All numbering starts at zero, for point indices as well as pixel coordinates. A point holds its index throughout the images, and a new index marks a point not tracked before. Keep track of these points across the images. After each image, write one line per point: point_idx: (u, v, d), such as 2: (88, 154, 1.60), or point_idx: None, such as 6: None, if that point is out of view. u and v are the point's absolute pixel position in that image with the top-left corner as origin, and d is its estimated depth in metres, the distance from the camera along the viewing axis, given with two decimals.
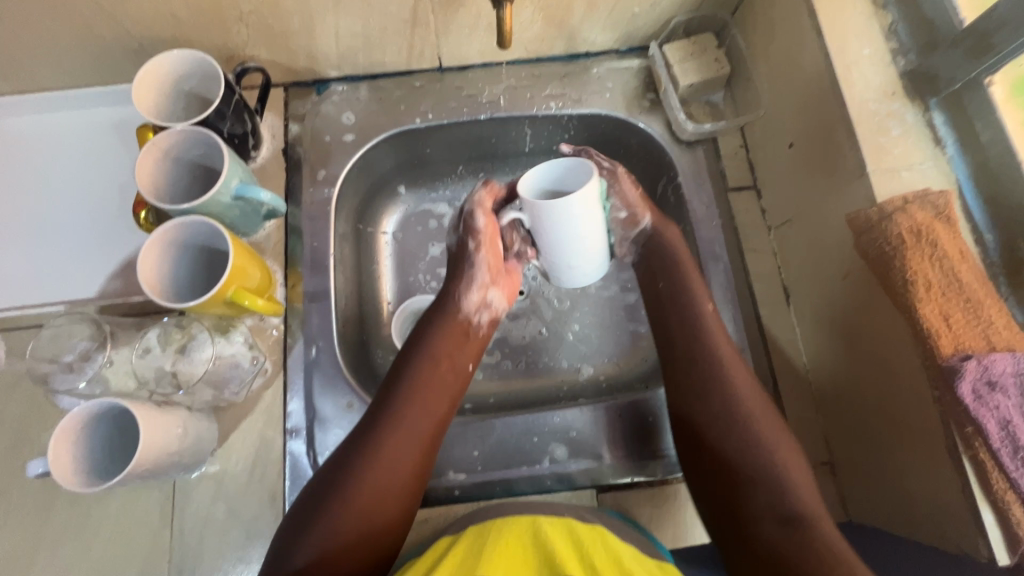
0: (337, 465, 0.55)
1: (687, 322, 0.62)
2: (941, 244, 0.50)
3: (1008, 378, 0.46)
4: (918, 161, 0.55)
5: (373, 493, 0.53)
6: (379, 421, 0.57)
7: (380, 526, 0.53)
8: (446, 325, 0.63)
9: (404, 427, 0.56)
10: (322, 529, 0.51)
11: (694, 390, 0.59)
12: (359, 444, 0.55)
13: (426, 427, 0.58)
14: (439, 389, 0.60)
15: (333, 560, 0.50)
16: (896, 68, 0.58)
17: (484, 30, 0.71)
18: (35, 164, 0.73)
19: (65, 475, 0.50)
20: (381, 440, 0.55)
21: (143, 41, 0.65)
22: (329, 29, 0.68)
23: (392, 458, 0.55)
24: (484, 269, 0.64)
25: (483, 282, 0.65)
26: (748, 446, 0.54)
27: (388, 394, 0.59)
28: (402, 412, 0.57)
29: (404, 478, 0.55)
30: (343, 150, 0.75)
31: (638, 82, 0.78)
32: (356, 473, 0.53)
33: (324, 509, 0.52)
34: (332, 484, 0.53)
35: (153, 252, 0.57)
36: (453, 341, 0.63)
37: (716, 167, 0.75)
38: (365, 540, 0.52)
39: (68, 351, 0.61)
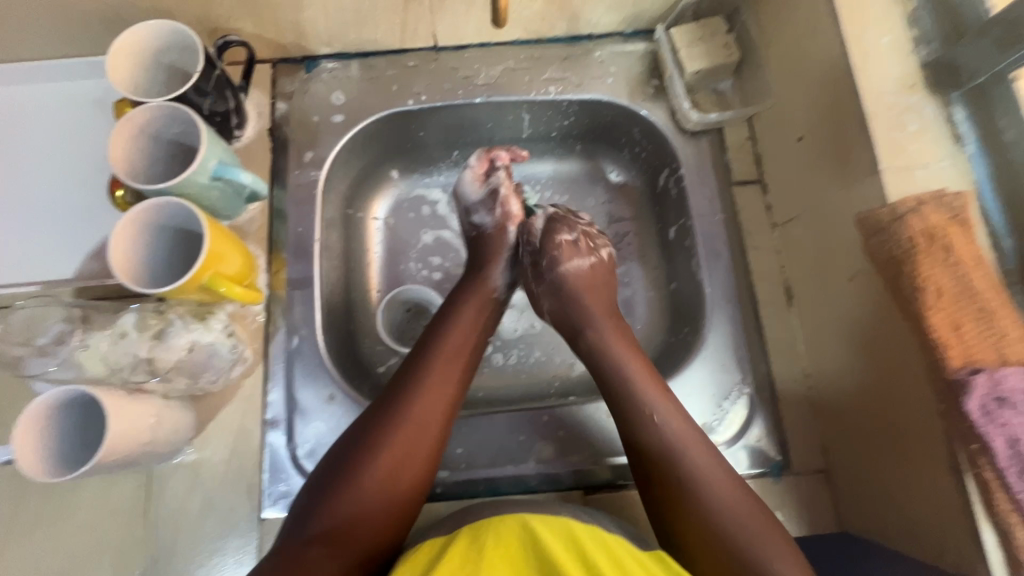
0: (367, 426, 0.54)
1: (609, 368, 0.60)
2: (954, 249, 0.47)
3: (1020, 395, 0.43)
4: (935, 159, 0.52)
5: (404, 456, 0.52)
6: (409, 383, 0.56)
7: (406, 489, 0.52)
8: (472, 295, 0.65)
9: (435, 388, 0.56)
10: (353, 489, 0.50)
11: (640, 441, 0.56)
12: (388, 406, 0.55)
13: (453, 391, 0.57)
14: (465, 353, 0.60)
15: (363, 520, 0.50)
16: (917, 59, 0.55)
17: (480, 8, 0.67)
18: (12, 138, 0.71)
19: (25, 444, 0.48)
20: (411, 401, 0.55)
21: (121, 11, 0.62)
22: (317, 2, 0.64)
23: (423, 419, 0.54)
24: (512, 255, 0.69)
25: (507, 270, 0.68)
26: (690, 488, 0.52)
27: (418, 357, 0.59)
28: (431, 374, 0.57)
29: (432, 442, 0.54)
30: (332, 131, 0.72)
31: (642, 67, 0.74)
32: (385, 434, 0.53)
33: (354, 471, 0.51)
34: (361, 447, 0.52)
35: (125, 234, 0.54)
36: (476, 315, 0.64)
37: (720, 160, 0.72)
38: (393, 503, 0.51)
39: (41, 334, 0.59)
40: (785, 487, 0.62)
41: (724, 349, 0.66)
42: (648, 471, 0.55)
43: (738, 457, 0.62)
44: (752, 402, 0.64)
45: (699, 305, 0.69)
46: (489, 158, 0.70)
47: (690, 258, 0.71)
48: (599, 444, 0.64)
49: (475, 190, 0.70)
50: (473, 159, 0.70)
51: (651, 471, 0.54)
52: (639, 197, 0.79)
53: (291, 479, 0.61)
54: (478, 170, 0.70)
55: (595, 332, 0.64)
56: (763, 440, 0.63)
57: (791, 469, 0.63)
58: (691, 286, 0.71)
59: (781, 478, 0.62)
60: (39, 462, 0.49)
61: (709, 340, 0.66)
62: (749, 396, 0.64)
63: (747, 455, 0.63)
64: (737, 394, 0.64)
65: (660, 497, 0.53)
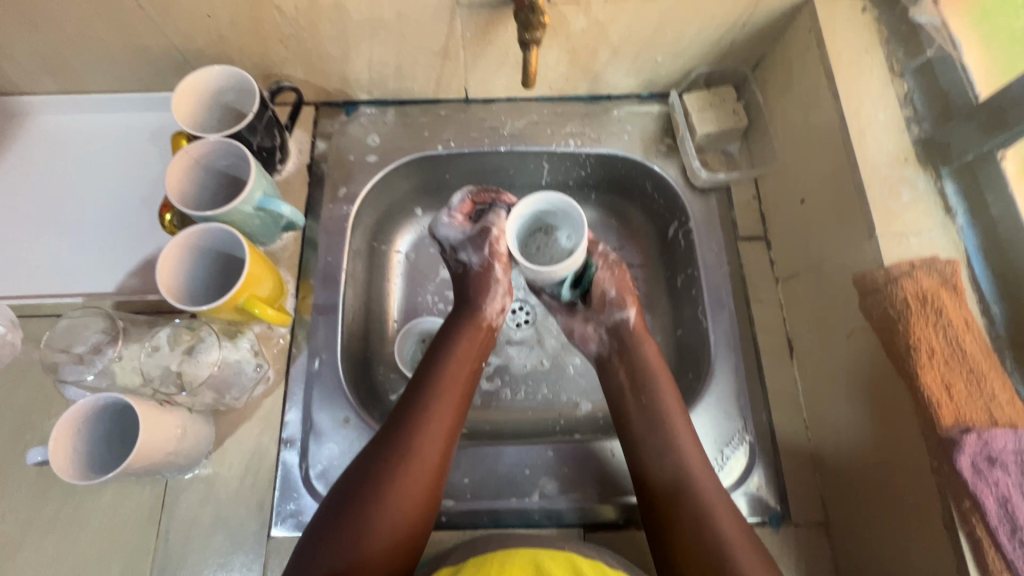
0: (366, 463, 0.56)
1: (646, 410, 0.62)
2: (945, 312, 0.50)
3: (1010, 455, 0.45)
4: (928, 228, 0.56)
5: (401, 492, 0.55)
6: (407, 418, 0.59)
7: (406, 526, 0.54)
8: (469, 325, 0.67)
9: (433, 421, 0.59)
10: (354, 530, 0.52)
11: (659, 482, 0.58)
12: (387, 443, 0.57)
13: (450, 423, 0.60)
14: (461, 386, 0.63)
15: (367, 563, 0.51)
16: (910, 136, 0.60)
17: (511, 67, 0.73)
18: (73, 160, 0.77)
19: (55, 448, 0.51)
20: (409, 436, 0.57)
21: (187, 55, 0.69)
22: (363, 56, 0.71)
23: (420, 454, 0.57)
24: (506, 281, 0.69)
25: (503, 294, 0.70)
26: (716, 538, 0.54)
27: (414, 391, 0.61)
28: (429, 408, 0.60)
29: (429, 476, 0.57)
30: (365, 170, 0.77)
31: (656, 126, 0.80)
32: (383, 471, 0.55)
33: (354, 512, 0.53)
34: (361, 483, 0.55)
35: (172, 254, 0.59)
36: (475, 343, 0.67)
37: (727, 216, 0.76)
38: (394, 542, 0.53)
39: (81, 342, 0.63)
40: (784, 537, 0.63)
41: (727, 397, 0.68)
42: (666, 513, 0.57)
43: (737, 505, 0.64)
44: (753, 450, 0.66)
45: (703, 352, 0.71)
46: (472, 198, 0.72)
47: (696, 307, 0.74)
48: (600, 483, 0.65)
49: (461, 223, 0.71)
50: (457, 197, 0.71)
51: (669, 513, 0.57)
52: (649, 245, 0.83)
53: (300, 499, 0.63)
54: (460, 211, 0.71)
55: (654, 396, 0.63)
56: (763, 489, 0.64)
57: (790, 520, 0.63)
58: (696, 333, 0.74)
59: (780, 529, 0.63)
60: (66, 468, 0.51)
61: (712, 386, 0.68)
62: (750, 443, 0.66)
63: (746, 502, 0.64)
64: (739, 441, 0.66)
65: (673, 545, 0.55)
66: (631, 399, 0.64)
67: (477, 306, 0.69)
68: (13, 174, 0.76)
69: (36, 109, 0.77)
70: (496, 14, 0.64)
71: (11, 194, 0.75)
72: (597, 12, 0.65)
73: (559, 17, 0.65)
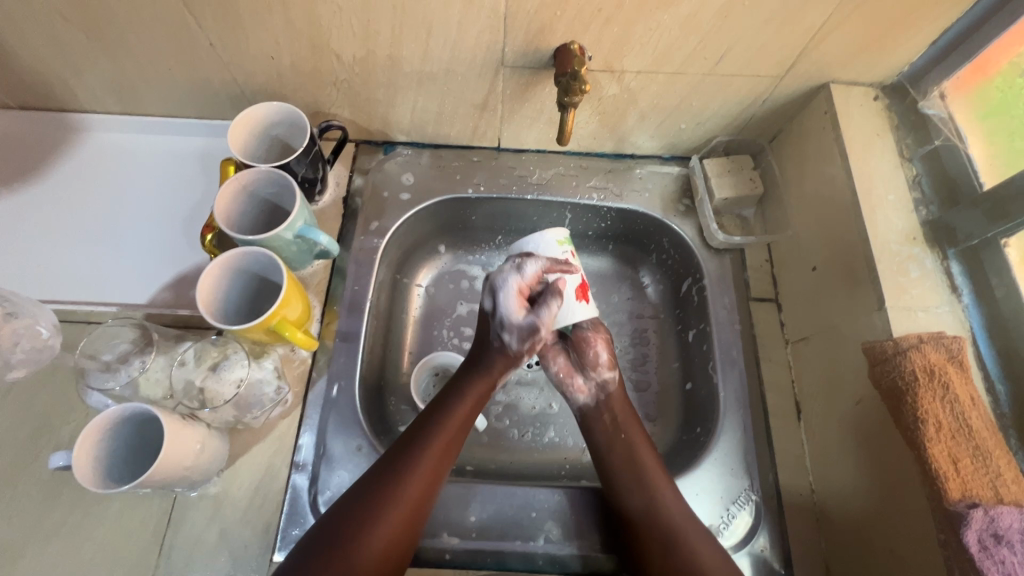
0: (370, 478, 0.59)
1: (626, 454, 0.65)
2: (952, 387, 0.53)
3: (1015, 534, 0.46)
4: (934, 305, 0.59)
5: (399, 509, 0.57)
6: (414, 439, 0.62)
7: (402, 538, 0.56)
8: (483, 361, 0.68)
9: (437, 444, 0.62)
10: (353, 542, 0.54)
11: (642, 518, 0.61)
12: (392, 461, 0.60)
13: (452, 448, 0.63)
14: (467, 416, 0.65)
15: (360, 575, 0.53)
16: (917, 217, 0.64)
17: (544, 123, 0.78)
18: (122, 176, 0.81)
19: (92, 425, 0.53)
20: (415, 457, 0.60)
21: (245, 90, 0.74)
22: (408, 103, 0.76)
23: (420, 474, 0.59)
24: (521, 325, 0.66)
25: (521, 335, 0.67)
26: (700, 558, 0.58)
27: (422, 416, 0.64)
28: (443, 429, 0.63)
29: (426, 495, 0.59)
30: (398, 206, 0.81)
31: (675, 187, 0.84)
32: (396, 479, 0.58)
33: (362, 513, 0.56)
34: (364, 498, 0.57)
35: (212, 273, 0.61)
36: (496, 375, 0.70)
37: (740, 276, 0.79)
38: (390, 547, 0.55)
39: (108, 350, 0.66)
40: None
41: (735, 453, 0.68)
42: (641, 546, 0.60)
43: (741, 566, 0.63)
44: (758, 511, 0.66)
45: (712, 407, 0.72)
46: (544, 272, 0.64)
47: (707, 362, 0.76)
48: (605, 531, 0.65)
49: (518, 310, 0.66)
50: (529, 263, 0.64)
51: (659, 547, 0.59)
52: (662, 298, 0.86)
53: (306, 524, 0.63)
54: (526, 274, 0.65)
55: (630, 438, 0.66)
56: (768, 551, 0.64)
57: None
58: (706, 388, 0.75)
59: None
60: (85, 449, 0.53)
61: (720, 442, 0.69)
62: (756, 503, 0.66)
63: (749, 563, 0.63)
64: (745, 500, 0.66)
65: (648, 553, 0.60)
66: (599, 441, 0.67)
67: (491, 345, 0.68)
68: (64, 186, 0.80)
69: (93, 126, 0.82)
70: (537, 76, 0.70)
71: (60, 204, 0.79)
72: (630, 81, 0.70)
73: (594, 83, 0.70)
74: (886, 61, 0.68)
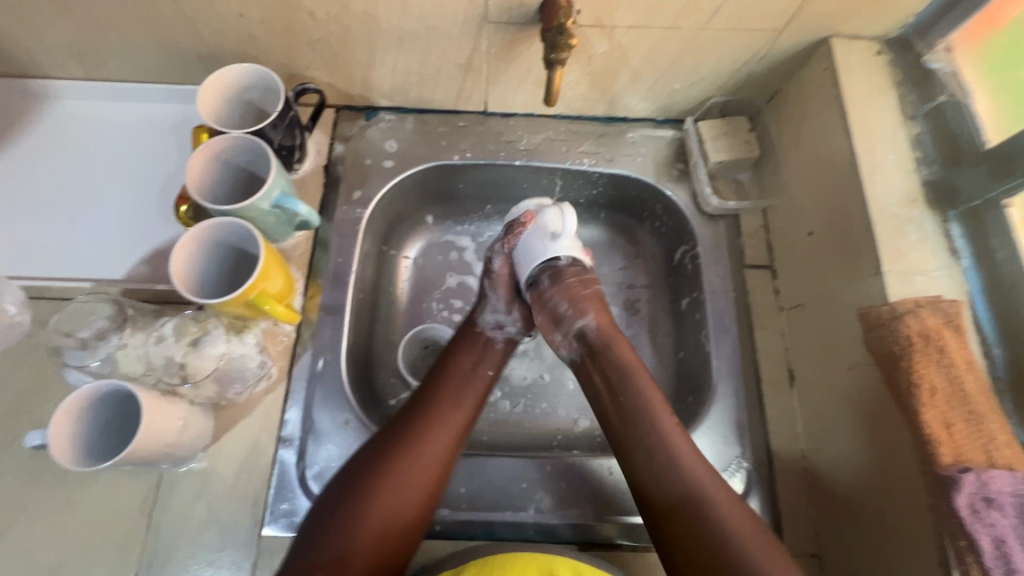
0: (370, 455, 0.57)
1: (641, 415, 0.58)
2: (948, 352, 0.52)
3: (1005, 497, 0.46)
4: (933, 268, 0.58)
5: (402, 488, 0.55)
6: (416, 418, 0.59)
7: (401, 523, 0.54)
8: (480, 336, 0.67)
9: (441, 422, 0.59)
10: (353, 521, 0.53)
11: (669, 494, 0.54)
12: (390, 441, 0.57)
13: (457, 427, 0.60)
14: (473, 394, 0.63)
15: (359, 554, 0.52)
16: (919, 177, 0.62)
17: (532, 84, 0.75)
18: (91, 146, 0.78)
19: (80, 392, 0.52)
20: (414, 435, 0.57)
21: (215, 51, 0.70)
22: (388, 64, 0.72)
23: (423, 452, 0.57)
24: (497, 297, 0.69)
25: (498, 308, 0.69)
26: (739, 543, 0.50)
27: (425, 395, 0.62)
28: (434, 410, 0.60)
29: (431, 478, 0.56)
30: (381, 174, 0.78)
31: (669, 151, 0.81)
32: (386, 462, 0.56)
33: (353, 500, 0.54)
34: (364, 477, 0.55)
35: (186, 246, 0.59)
36: (484, 346, 0.67)
37: (735, 243, 0.77)
38: (386, 531, 0.53)
39: (85, 327, 0.62)
40: None
41: (727, 421, 0.68)
42: (665, 526, 0.53)
43: None
44: (749, 478, 0.66)
45: (704, 376, 0.71)
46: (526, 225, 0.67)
47: (700, 331, 0.74)
48: (595, 500, 0.65)
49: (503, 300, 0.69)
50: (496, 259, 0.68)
51: (679, 525, 0.52)
52: (654, 267, 0.84)
53: (295, 498, 0.62)
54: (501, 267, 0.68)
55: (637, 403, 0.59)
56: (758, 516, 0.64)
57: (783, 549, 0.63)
58: (698, 356, 0.74)
59: None
60: (69, 410, 0.52)
61: (713, 410, 0.68)
62: (747, 470, 0.66)
63: None
64: (735, 468, 0.66)
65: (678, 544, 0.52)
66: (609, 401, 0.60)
67: (474, 318, 0.69)
68: (31, 157, 0.77)
69: (58, 93, 0.78)
70: (523, 33, 0.66)
71: (28, 177, 0.76)
72: (620, 37, 0.66)
73: (583, 40, 0.67)
74: (891, 12, 0.64)
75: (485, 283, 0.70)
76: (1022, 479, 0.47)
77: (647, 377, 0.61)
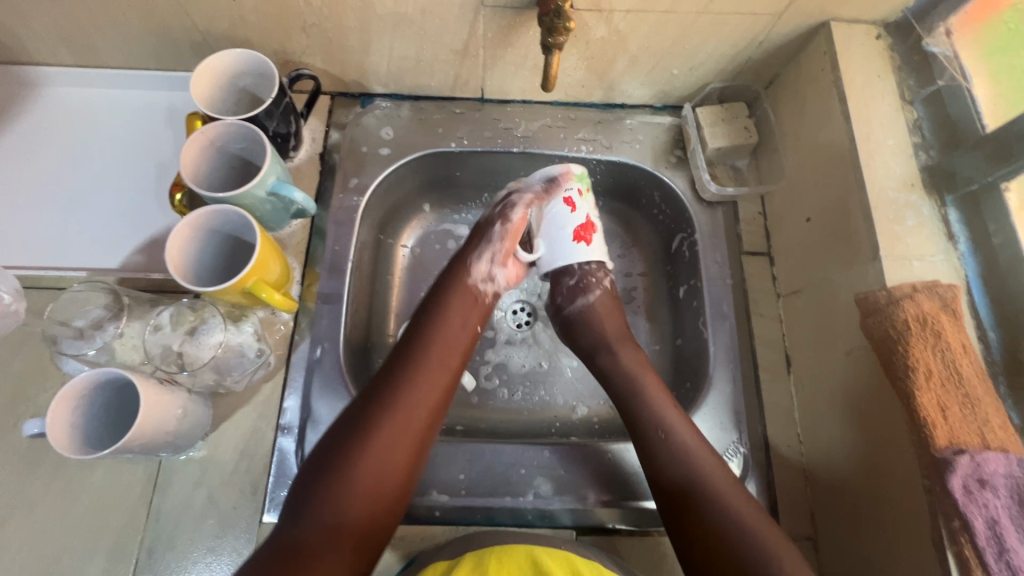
0: (351, 417, 0.56)
1: (652, 422, 0.60)
2: (944, 335, 0.52)
3: (1000, 479, 0.47)
4: (930, 254, 0.58)
5: (384, 450, 0.55)
6: (396, 380, 0.59)
7: (387, 487, 0.55)
8: (459, 293, 0.66)
9: (419, 384, 0.59)
10: (338, 489, 0.53)
11: (678, 481, 0.56)
12: (370, 405, 0.57)
13: (440, 388, 0.60)
14: (455, 354, 0.63)
15: (347, 522, 0.52)
16: (917, 162, 0.62)
17: (529, 69, 0.74)
18: (82, 133, 0.77)
19: (79, 378, 0.52)
20: (395, 397, 0.57)
21: (207, 37, 0.69)
22: (383, 49, 0.71)
23: (406, 415, 0.57)
24: (499, 245, 0.69)
25: (494, 258, 0.69)
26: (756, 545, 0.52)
27: (405, 353, 0.61)
28: (414, 372, 0.59)
29: (413, 437, 0.57)
30: (378, 162, 0.77)
31: (667, 137, 0.81)
32: (368, 425, 0.55)
33: (336, 468, 0.53)
34: (345, 441, 0.55)
35: (182, 233, 0.59)
36: (463, 304, 0.66)
37: (733, 230, 0.77)
38: (373, 496, 0.54)
39: (81, 316, 0.63)
40: None
41: (725, 407, 0.68)
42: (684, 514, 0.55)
43: None
44: (746, 462, 0.66)
45: (702, 362, 0.72)
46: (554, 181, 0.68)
47: (697, 318, 0.74)
48: (594, 487, 0.66)
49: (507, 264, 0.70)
50: (517, 208, 0.69)
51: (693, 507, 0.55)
52: (653, 254, 0.84)
53: None
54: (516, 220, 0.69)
55: (653, 407, 0.61)
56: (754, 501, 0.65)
57: (780, 532, 0.64)
58: (696, 343, 0.74)
59: None
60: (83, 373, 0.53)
61: (711, 396, 0.68)
62: (744, 455, 0.66)
63: None
64: (733, 453, 0.66)
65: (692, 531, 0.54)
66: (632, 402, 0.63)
67: (466, 266, 0.69)
68: (23, 145, 0.76)
69: (49, 80, 0.77)
70: (520, 17, 0.65)
71: (19, 165, 0.75)
72: (619, 21, 0.65)
73: (582, 24, 0.66)
74: None
75: (492, 230, 0.69)
76: (1015, 462, 0.47)
77: (662, 392, 0.63)
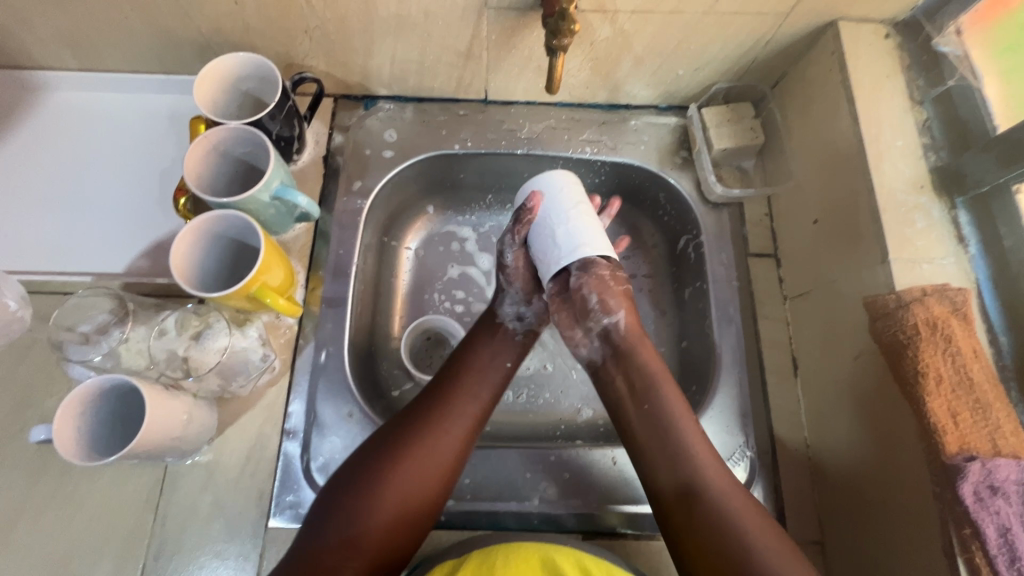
0: (386, 438, 0.57)
1: (658, 418, 0.59)
2: (955, 340, 0.51)
3: (1011, 485, 0.46)
4: (940, 256, 0.57)
5: (414, 475, 0.55)
6: (432, 406, 0.59)
7: (412, 510, 0.55)
8: (496, 325, 0.67)
9: (454, 412, 0.59)
10: (365, 502, 0.53)
11: (675, 479, 0.56)
12: (407, 428, 0.58)
13: (473, 419, 0.60)
14: (489, 385, 0.63)
15: (367, 538, 0.52)
16: (926, 163, 0.61)
17: (533, 71, 0.74)
18: (86, 138, 0.77)
19: (84, 384, 0.52)
20: (430, 423, 0.58)
21: (210, 40, 0.69)
22: (386, 51, 0.70)
23: (438, 442, 0.57)
24: (515, 288, 0.67)
25: (517, 299, 0.67)
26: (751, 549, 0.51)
27: (442, 381, 0.62)
28: (450, 400, 0.60)
29: (442, 466, 0.57)
30: (381, 164, 0.77)
31: (672, 138, 0.80)
32: (401, 448, 0.56)
33: (365, 484, 0.54)
34: (377, 460, 0.55)
35: (186, 238, 0.59)
36: (499, 337, 0.66)
37: (739, 231, 0.77)
38: (397, 517, 0.54)
39: (88, 322, 0.63)
40: None
41: (731, 411, 0.68)
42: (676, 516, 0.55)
43: None
44: (753, 466, 0.66)
45: (708, 365, 0.71)
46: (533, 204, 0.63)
47: (703, 320, 0.74)
48: (600, 491, 0.65)
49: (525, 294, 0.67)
50: (508, 251, 0.65)
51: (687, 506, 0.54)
52: (658, 256, 0.83)
53: (299, 490, 0.63)
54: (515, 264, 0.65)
55: (657, 405, 0.60)
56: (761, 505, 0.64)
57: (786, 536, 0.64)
58: (702, 345, 0.73)
59: None
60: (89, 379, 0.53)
61: (717, 399, 0.68)
62: (751, 459, 0.66)
63: None
64: (739, 456, 0.66)
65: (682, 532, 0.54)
66: (631, 407, 0.61)
67: (496, 309, 0.69)
68: (27, 149, 0.76)
69: (52, 84, 0.77)
70: (524, 19, 0.64)
71: (24, 169, 0.75)
72: (624, 22, 0.65)
73: (586, 25, 0.65)
74: None
75: (501, 276, 0.67)
76: None
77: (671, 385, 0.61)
